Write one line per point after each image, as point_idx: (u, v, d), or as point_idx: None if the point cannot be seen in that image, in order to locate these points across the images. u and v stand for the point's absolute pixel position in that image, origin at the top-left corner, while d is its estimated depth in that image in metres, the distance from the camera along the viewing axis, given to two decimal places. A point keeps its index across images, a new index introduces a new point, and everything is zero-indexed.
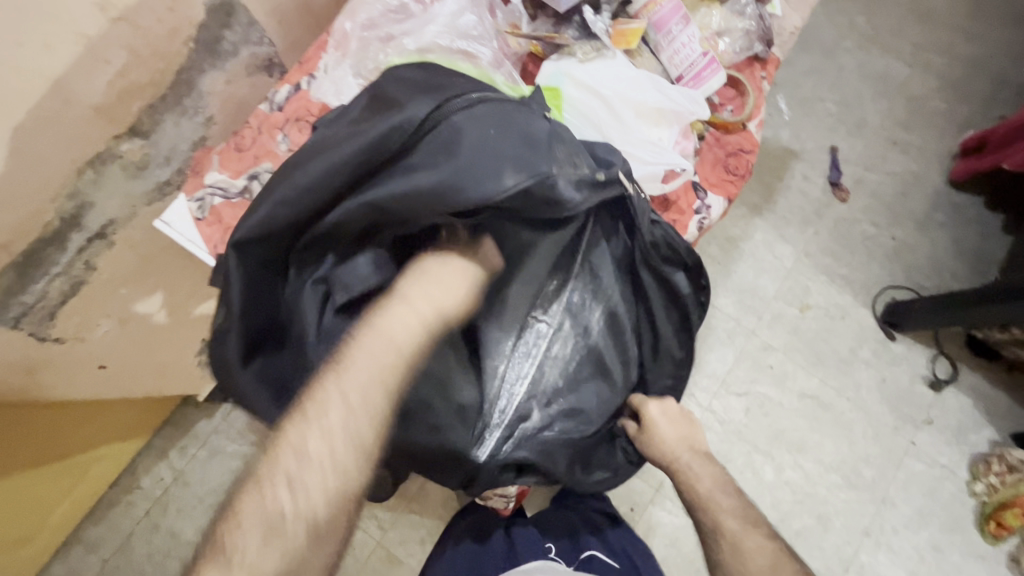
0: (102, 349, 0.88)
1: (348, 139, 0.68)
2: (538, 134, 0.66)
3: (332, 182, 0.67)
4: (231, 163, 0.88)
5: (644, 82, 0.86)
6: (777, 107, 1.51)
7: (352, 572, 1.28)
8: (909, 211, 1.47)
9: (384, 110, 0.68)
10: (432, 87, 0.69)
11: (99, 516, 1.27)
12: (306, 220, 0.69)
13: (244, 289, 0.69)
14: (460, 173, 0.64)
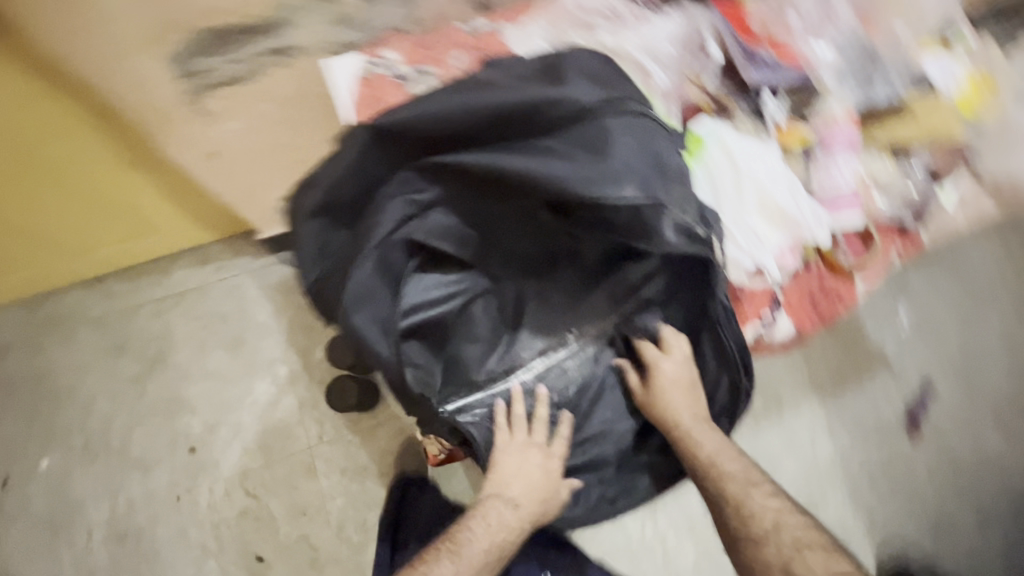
0: (221, 140, 0.97)
1: (507, 91, 0.71)
2: (667, 166, 0.69)
3: (478, 119, 0.71)
4: (408, 52, 0.95)
5: (783, 179, 0.86)
6: (901, 313, 1.41)
7: (275, 456, 1.33)
8: (974, 491, 1.33)
9: (549, 84, 0.72)
10: (601, 83, 0.73)
11: (127, 278, 1.40)
12: (439, 141, 0.74)
13: (357, 165, 0.75)
14: (590, 169, 0.67)
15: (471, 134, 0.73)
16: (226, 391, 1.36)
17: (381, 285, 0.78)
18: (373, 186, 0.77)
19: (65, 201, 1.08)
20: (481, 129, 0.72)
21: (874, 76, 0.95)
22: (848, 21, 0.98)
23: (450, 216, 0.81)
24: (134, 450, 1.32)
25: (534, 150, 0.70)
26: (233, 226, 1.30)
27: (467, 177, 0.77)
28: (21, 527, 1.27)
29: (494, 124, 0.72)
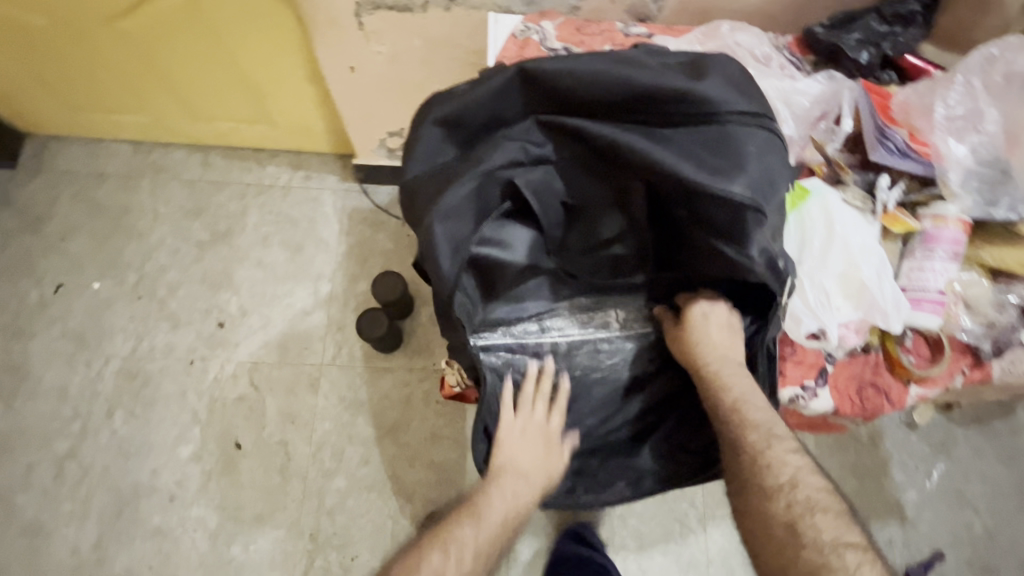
0: (363, 60, 1.02)
1: (659, 72, 0.65)
2: (780, 185, 0.63)
3: (628, 89, 0.64)
4: (565, 28, 0.78)
5: (878, 253, 0.65)
6: (931, 471, 1.36)
7: (289, 360, 1.37)
8: None
9: (694, 75, 0.65)
10: (745, 91, 0.66)
11: (229, 154, 1.50)
12: (579, 97, 0.66)
13: (492, 93, 0.66)
14: (721, 172, 0.62)
15: (613, 100, 0.65)
16: (270, 285, 1.42)
17: (470, 211, 0.68)
18: (498, 118, 0.68)
19: (217, 67, 1.21)
20: (630, 104, 0.65)
21: (996, 189, 0.70)
22: (987, 134, 0.72)
23: (554, 177, 0.70)
24: (172, 304, 1.39)
25: (653, 135, 0.65)
26: (337, 141, 1.43)
27: (591, 148, 0.68)
28: (54, 334, 1.35)
29: (641, 95, 0.64)
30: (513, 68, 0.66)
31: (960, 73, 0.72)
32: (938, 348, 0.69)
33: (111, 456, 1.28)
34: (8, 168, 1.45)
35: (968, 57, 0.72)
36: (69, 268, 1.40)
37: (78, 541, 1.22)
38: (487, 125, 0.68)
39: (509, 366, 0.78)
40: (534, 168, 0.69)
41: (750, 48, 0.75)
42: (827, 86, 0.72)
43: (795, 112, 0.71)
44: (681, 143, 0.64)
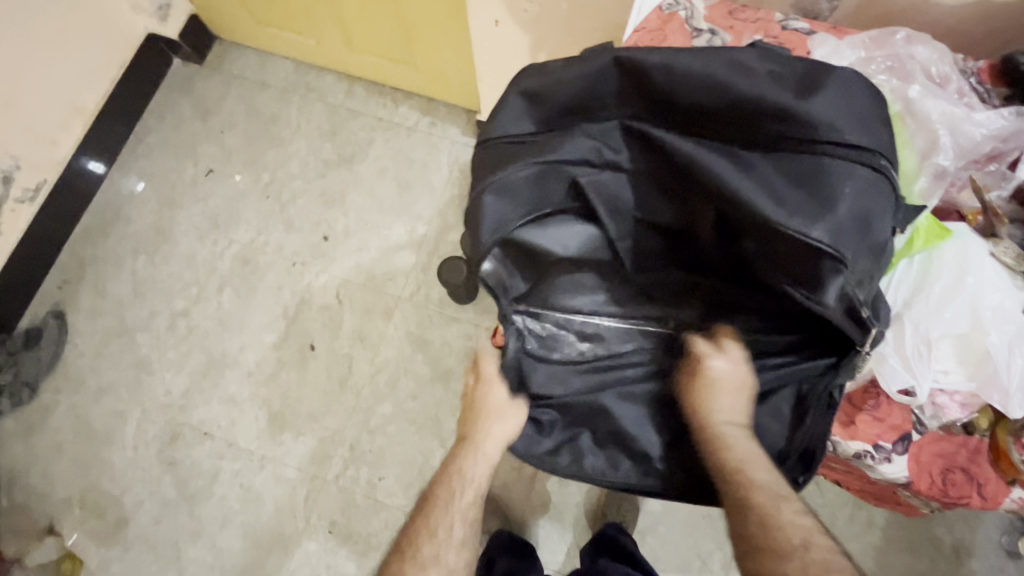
0: (509, 14, 1.04)
1: (766, 87, 0.59)
2: (870, 231, 0.57)
3: (724, 100, 0.60)
4: (716, 10, 0.74)
5: (1011, 323, 0.57)
6: None
7: (374, 286, 1.47)
8: None
9: (802, 91, 0.59)
10: (853, 118, 0.58)
11: (371, 88, 1.61)
12: (674, 99, 0.62)
13: (584, 76, 0.64)
14: (802, 210, 0.57)
15: (705, 109, 0.61)
16: (374, 215, 1.52)
17: (524, 195, 0.68)
18: (586, 102, 0.66)
19: (378, 3, 1.28)
20: (721, 118, 0.61)
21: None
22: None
23: (623, 183, 0.68)
24: (291, 210, 1.54)
25: (737, 157, 0.61)
26: (467, 95, 1.49)
27: (667, 161, 0.65)
28: (196, 210, 1.56)
29: (735, 109, 0.60)
30: (609, 55, 0.63)
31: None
32: None
33: (213, 324, 1.47)
34: (196, 60, 1.67)
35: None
36: (220, 157, 1.60)
37: (171, 385, 1.43)
38: (573, 109, 0.66)
39: (536, 345, 0.79)
40: (603, 171, 0.67)
41: (926, 65, 0.66)
42: (1011, 124, 0.62)
43: (960, 143, 0.62)
44: (769, 170, 0.60)
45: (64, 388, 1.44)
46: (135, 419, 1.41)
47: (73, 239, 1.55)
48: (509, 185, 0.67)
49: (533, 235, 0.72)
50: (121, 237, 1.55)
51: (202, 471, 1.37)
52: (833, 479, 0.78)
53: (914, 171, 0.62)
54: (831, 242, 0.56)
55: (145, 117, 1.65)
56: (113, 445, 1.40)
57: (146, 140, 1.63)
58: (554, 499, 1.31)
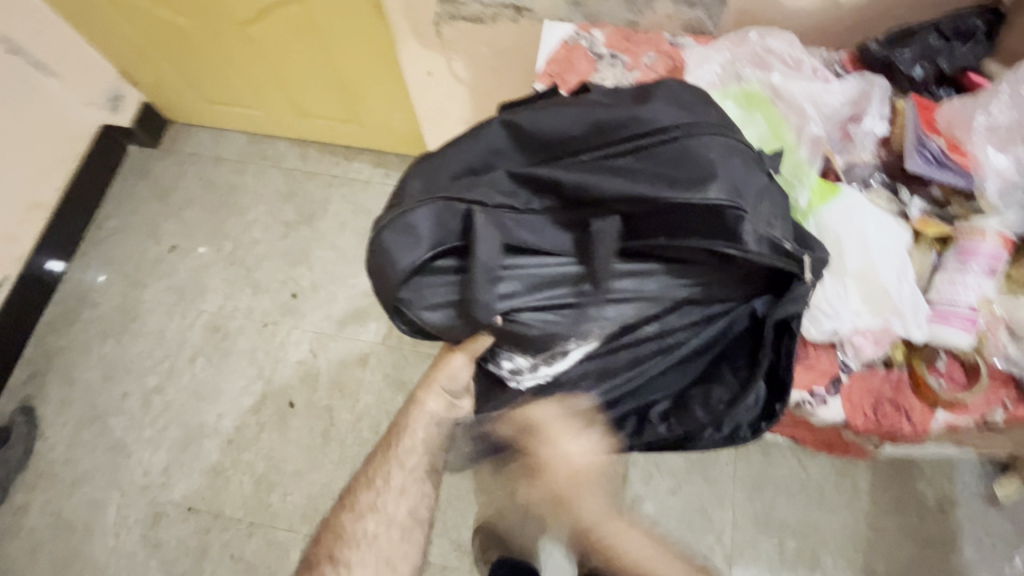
0: (438, 63, 1.13)
1: (610, 108, 0.66)
2: (751, 180, 0.62)
3: (582, 126, 0.66)
4: (614, 37, 0.84)
5: (893, 257, 0.63)
6: (995, 552, 1.26)
7: (348, 336, 1.50)
8: None
9: (641, 100, 0.67)
10: (684, 106, 0.66)
11: (324, 150, 1.69)
12: (545, 138, 0.67)
13: (466, 138, 0.69)
14: (695, 175, 0.61)
15: (573, 138, 0.66)
16: (340, 267, 1.57)
17: (426, 232, 0.65)
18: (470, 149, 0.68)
19: (318, 69, 1.37)
20: (587, 140, 0.66)
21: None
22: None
23: (518, 220, 0.65)
24: (256, 273, 1.58)
25: (613, 167, 0.64)
26: (414, 144, 1.58)
27: (558, 199, 0.66)
28: (162, 286, 1.58)
29: (595, 130, 0.65)
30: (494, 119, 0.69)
31: (1006, 80, 0.65)
32: (973, 373, 0.63)
33: (188, 396, 1.46)
34: (151, 145, 1.74)
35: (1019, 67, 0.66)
36: (182, 233, 1.64)
37: (150, 465, 1.41)
38: (464, 163, 0.68)
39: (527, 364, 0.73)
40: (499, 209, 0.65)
41: (779, 51, 0.76)
42: (859, 87, 0.72)
43: (823, 110, 0.71)
44: (642, 172, 0.63)
45: (37, 485, 1.40)
46: (114, 506, 1.37)
47: (37, 331, 1.55)
48: (413, 224, 0.65)
49: (437, 271, 0.67)
50: (86, 324, 1.55)
51: (189, 550, 1.33)
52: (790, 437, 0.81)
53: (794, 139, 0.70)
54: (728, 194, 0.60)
55: (104, 204, 1.69)
56: (93, 537, 1.35)
57: (106, 226, 1.66)
58: None
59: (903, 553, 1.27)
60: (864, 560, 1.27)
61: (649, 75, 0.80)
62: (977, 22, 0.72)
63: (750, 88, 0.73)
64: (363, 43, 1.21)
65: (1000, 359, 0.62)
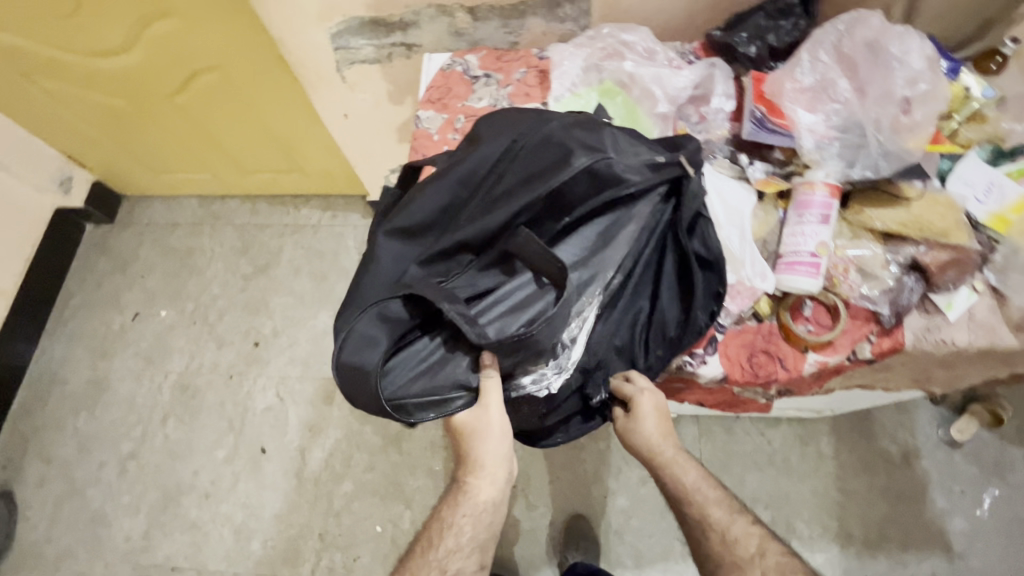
0: (352, 106, 1.20)
1: (464, 159, 0.72)
2: (596, 124, 0.68)
3: (448, 192, 0.70)
4: (487, 59, 0.92)
5: (736, 218, 0.69)
6: (971, 496, 1.28)
7: (312, 376, 1.53)
8: None
9: (476, 142, 0.73)
10: (512, 121, 0.72)
11: (272, 201, 1.76)
12: (425, 214, 0.71)
13: (365, 267, 0.71)
14: (558, 152, 0.67)
15: (449, 205, 0.71)
16: (297, 311, 1.61)
17: (382, 336, 0.67)
18: (370, 264, 0.70)
19: (250, 128, 1.44)
20: (460, 199, 0.71)
21: (862, 149, 0.67)
22: (846, 100, 0.70)
23: (461, 280, 0.70)
24: (218, 328, 1.63)
25: (500, 197, 0.68)
26: (355, 184, 1.65)
27: (471, 243, 0.70)
28: (129, 354, 1.63)
29: (460, 190, 0.71)
30: (376, 237, 0.72)
31: (806, 48, 0.72)
32: (833, 314, 0.67)
33: (162, 457, 1.49)
34: (108, 221, 1.81)
35: (815, 34, 0.73)
36: (144, 300, 1.69)
37: (131, 531, 1.42)
38: (370, 273, 0.70)
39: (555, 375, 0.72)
40: (424, 268, 0.70)
41: (634, 42, 0.83)
42: (702, 71, 0.79)
43: (670, 96, 0.79)
44: (514, 181, 0.68)
45: (21, 567, 1.42)
46: None
47: (10, 417, 1.58)
48: (366, 340, 0.67)
49: (412, 358, 0.70)
50: (58, 401, 1.59)
51: None
52: (697, 402, 0.85)
53: (643, 125, 0.78)
54: (590, 152, 0.65)
55: (67, 283, 1.75)
56: None
57: (70, 304, 1.72)
58: (527, 527, 1.33)
59: (876, 511, 1.28)
60: (838, 522, 1.28)
61: (520, 89, 0.87)
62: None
63: (605, 85, 0.82)
64: (285, 97, 1.29)
65: (853, 298, 0.66)
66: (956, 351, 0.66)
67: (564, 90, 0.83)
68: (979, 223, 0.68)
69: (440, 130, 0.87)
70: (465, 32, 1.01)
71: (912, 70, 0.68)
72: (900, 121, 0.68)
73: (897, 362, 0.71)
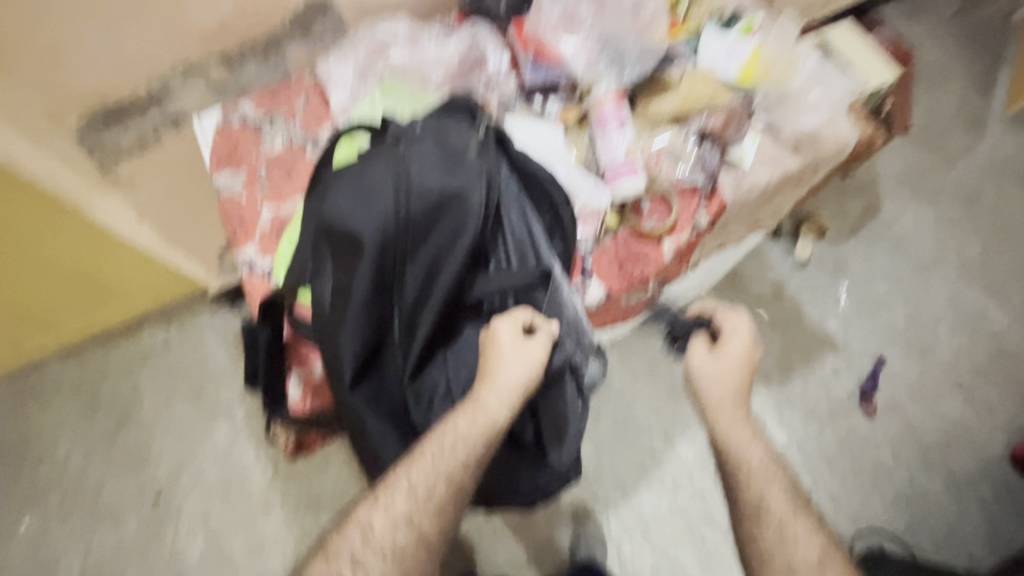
0: (145, 205, 1.07)
1: (359, 276, 0.64)
2: (431, 144, 0.65)
3: (373, 314, 0.65)
4: (260, 100, 0.87)
5: (553, 153, 0.74)
6: (833, 294, 1.53)
7: (237, 496, 1.37)
8: (925, 450, 1.41)
9: (349, 243, 0.65)
10: (361, 197, 0.64)
11: (99, 342, 1.50)
12: (367, 347, 0.67)
13: (378, 428, 0.70)
14: (451, 207, 0.64)
15: (381, 319, 0.67)
16: (187, 441, 1.42)
17: None
18: (379, 422, 0.70)
19: (39, 286, 1.19)
20: (386, 306, 0.66)
21: (623, 54, 0.76)
22: (592, 20, 0.79)
23: (459, 363, 0.72)
24: (103, 506, 1.38)
25: (432, 281, 0.66)
26: (191, 286, 1.45)
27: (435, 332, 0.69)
28: None
29: (379, 299, 0.66)
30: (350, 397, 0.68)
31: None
32: (668, 200, 0.75)
33: None
34: None
35: None
36: None
37: None
38: (397, 425, 0.72)
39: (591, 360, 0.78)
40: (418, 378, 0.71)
41: (396, 34, 0.85)
42: (467, 38, 0.83)
43: (445, 66, 0.82)
44: (429, 254, 0.65)
45: None
46: None
47: None
48: None
49: None
50: None
51: None
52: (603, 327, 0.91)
53: (433, 103, 0.80)
54: (473, 187, 0.64)
55: None
56: None
57: None
58: (520, 519, 1.33)
59: (776, 344, 1.48)
60: (755, 367, 1.46)
61: (310, 115, 0.86)
62: None
63: (385, 82, 0.82)
64: (71, 236, 1.06)
65: (675, 180, 0.75)
66: (764, 187, 0.78)
67: (348, 100, 0.84)
68: (735, 81, 0.79)
69: (245, 190, 0.81)
70: (227, 84, 0.97)
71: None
72: (637, 23, 0.78)
73: (729, 218, 0.82)
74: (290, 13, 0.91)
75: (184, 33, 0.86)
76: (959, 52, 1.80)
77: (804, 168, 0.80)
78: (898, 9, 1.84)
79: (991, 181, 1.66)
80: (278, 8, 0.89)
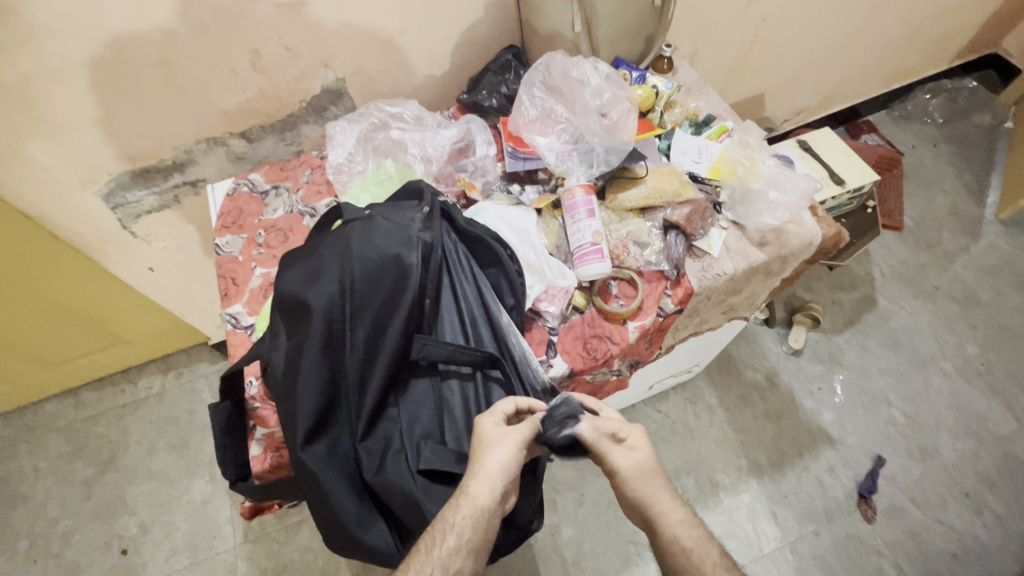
0: (156, 258, 1.15)
1: (304, 337, 0.68)
2: (377, 219, 0.72)
3: (321, 371, 0.68)
4: (271, 173, 0.97)
5: (526, 236, 0.80)
6: (829, 386, 1.51)
7: (204, 554, 1.34)
8: (932, 564, 1.31)
9: (298, 309, 0.70)
10: (315, 271, 0.70)
11: (97, 386, 1.54)
12: (317, 406, 0.68)
13: (340, 489, 0.68)
14: (391, 268, 0.69)
15: (332, 378, 0.69)
16: (164, 492, 1.41)
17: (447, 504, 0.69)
18: (340, 482, 0.69)
19: (48, 324, 1.26)
20: (336, 364, 0.69)
21: (593, 155, 0.82)
22: (566, 118, 0.85)
23: (411, 422, 0.72)
24: (69, 554, 1.35)
25: (377, 338, 0.69)
26: (193, 337, 1.51)
27: (382, 389, 0.70)
28: None
29: (330, 359, 0.69)
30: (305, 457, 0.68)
31: (523, 89, 0.87)
32: (634, 284, 0.80)
33: None
34: None
35: (528, 75, 0.87)
36: None
37: None
38: (356, 486, 0.70)
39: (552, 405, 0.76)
40: (369, 440, 0.70)
41: (398, 117, 0.95)
42: (461, 127, 0.93)
43: (439, 151, 0.91)
44: (374, 314, 0.69)
45: None
46: None
47: None
48: None
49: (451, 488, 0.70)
50: None
51: None
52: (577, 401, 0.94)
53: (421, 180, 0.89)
54: (414, 250, 0.70)
55: None
56: None
57: None
58: None
59: (768, 434, 1.44)
60: (746, 458, 1.41)
61: (311, 189, 0.93)
62: (510, 56, 0.99)
63: (380, 160, 0.91)
64: (80, 278, 1.14)
65: (640, 265, 0.80)
66: (729, 278, 0.81)
67: (344, 159, 0.92)
68: (702, 177, 0.85)
69: (243, 251, 0.89)
70: (245, 155, 1.07)
71: (593, 84, 0.84)
72: (607, 125, 0.84)
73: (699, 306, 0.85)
74: (307, 97, 1.02)
75: (210, 110, 0.96)
76: (950, 159, 1.87)
77: (770, 261, 0.84)
78: (890, 116, 1.95)
79: (990, 282, 1.67)
80: (297, 93, 1.01)
